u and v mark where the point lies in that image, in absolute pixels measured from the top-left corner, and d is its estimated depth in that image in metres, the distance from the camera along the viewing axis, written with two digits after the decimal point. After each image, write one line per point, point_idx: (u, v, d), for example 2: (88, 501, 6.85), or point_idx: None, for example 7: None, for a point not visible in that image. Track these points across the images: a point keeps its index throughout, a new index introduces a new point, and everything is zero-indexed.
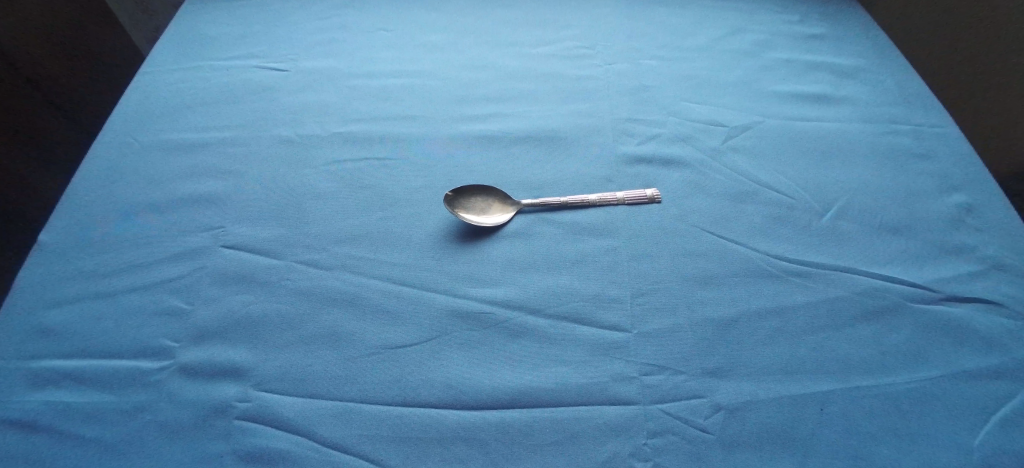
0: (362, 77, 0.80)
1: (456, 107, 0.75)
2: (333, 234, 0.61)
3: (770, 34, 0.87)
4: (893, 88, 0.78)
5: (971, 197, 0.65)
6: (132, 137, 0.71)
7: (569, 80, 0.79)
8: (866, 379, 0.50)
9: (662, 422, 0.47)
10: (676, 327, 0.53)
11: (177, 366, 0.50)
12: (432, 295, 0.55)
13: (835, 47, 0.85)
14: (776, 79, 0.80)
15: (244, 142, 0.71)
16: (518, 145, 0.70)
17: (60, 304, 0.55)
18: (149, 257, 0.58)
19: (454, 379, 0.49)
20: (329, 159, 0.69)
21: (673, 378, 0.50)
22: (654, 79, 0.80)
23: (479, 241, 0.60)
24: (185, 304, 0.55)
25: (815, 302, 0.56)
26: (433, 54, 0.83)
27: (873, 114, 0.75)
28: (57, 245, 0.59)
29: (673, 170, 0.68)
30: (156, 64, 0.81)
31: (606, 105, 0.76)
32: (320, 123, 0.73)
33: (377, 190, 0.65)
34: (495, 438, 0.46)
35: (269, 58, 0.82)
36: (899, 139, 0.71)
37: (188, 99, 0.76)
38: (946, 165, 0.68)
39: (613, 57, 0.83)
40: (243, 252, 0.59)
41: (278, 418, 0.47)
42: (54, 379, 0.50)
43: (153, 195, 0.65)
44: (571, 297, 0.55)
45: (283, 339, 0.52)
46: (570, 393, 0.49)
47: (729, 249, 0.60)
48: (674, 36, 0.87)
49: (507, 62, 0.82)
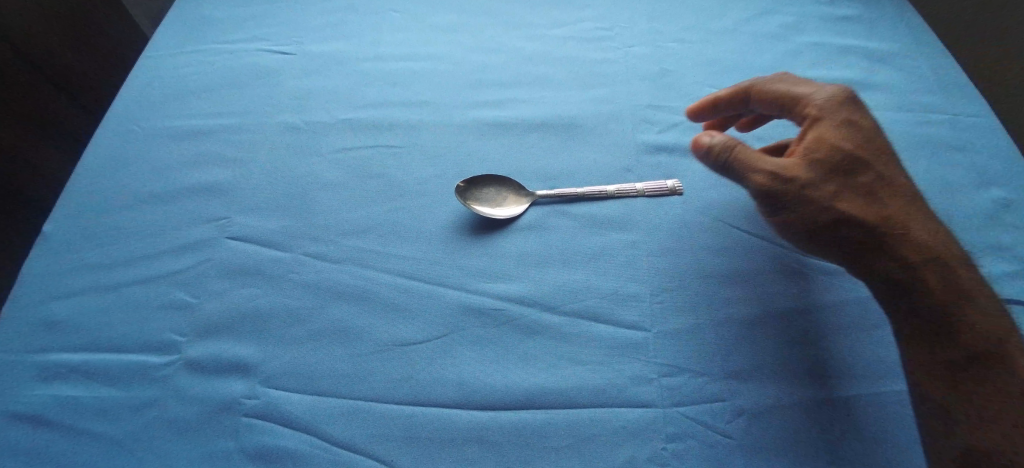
0: (370, 61, 0.77)
1: (468, 92, 0.72)
2: (342, 225, 0.59)
3: (800, 15, 0.83)
4: (930, 74, 0.74)
5: (1010, 193, 0.61)
6: (136, 124, 0.69)
7: (588, 64, 0.76)
8: (894, 383, 0.48)
9: (681, 425, 0.45)
10: (695, 327, 0.51)
11: (184, 361, 0.50)
12: (445, 291, 0.53)
13: (867, 30, 0.80)
14: (805, 63, 0.76)
15: (248, 129, 0.69)
16: (533, 134, 0.68)
17: (67, 297, 0.54)
18: (155, 248, 0.57)
19: (466, 379, 0.48)
20: (336, 147, 0.66)
21: (693, 380, 0.48)
22: (676, 62, 0.76)
23: (492, 234, 0.58)
24: (191, 297, 0.54)
25: (844, 301, 0.53)
26: (443, 36, 0.80)
27: (907, 102, 0.71)
28: (63, 234, 0.59)
29: (695, 161, 0.65)
30: (158, 48, 0.79)
31: (626, 91, 0.72)
32: (327, 108, 0.71)
33: (386, 180, 0.63)
34: (510, 439, 0.45)
35: (274, 41, 0.80)
36: (933, 129, 0.67)
37: (190, 84, 0.74)
38: (982, 158, 0.64)
39: (632, 40, 0.79)
40: (251, 243, 0.58)
41: (287, 416, 0.46)
42: (61, 372, 0.49)
43: (157, 183, 0.63)
44: (588, 294, 0.53)
45: (292, 334, 0.51)
46: (584, 394, 0.47)
47: (754, 244, 0.57)
48: (697, 17, 0.82)
49: (521, 45, 0.78)
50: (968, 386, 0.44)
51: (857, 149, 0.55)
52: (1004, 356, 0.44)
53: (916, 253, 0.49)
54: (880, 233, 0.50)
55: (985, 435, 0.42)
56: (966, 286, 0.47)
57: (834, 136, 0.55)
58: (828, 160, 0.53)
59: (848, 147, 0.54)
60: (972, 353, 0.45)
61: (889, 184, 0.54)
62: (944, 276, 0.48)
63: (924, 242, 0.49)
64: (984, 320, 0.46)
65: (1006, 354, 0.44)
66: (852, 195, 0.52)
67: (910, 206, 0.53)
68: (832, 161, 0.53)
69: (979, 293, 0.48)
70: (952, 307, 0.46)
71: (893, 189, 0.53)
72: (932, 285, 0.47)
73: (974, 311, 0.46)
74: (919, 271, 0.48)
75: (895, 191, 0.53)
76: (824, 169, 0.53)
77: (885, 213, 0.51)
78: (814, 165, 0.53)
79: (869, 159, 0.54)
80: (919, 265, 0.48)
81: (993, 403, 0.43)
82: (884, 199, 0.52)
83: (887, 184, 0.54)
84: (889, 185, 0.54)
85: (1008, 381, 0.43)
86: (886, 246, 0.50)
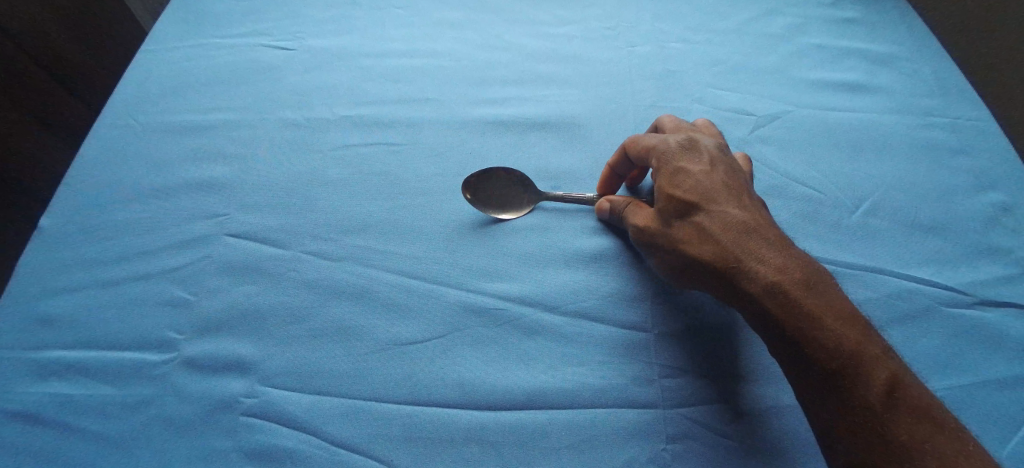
0: (372, 57, 0.76)
1: (470, 90, 0.72)
2: (343, 222, 0.58)
3: (803, 17, 0.83)
4: (931, 78, 0.74)
5: (1010, 197, 0.61)
6: (135, 118, 0.69)
7: (591, 63, 0.75)
8: None
9: (682, 427, 0.46)
10: (673, 332, 0.51)
11: (182, 359, 0.49)
12: (447, 290, 0.53)
13: (870, 32, 0.80)
14: (808, 65, 0.76)
15: (249, 126, 0.68)
16: (534, 133, 0.67)
17: (64, 293, 0.54)
18: (154, 245, 0.57)
19: (467, 378, 0.48)
20: (338, 144, 0.66)
21: (692, 382, 0.48)
22: (679, 62, 0.76)
23: (494, 233, 0.58)
24: (190, 295, 0.53)
25: None
26: (445, 34, 0.79)
27: (909, 105, 0.71)
28: (60, 229, 0.58)
29: None
30: (157, 41, 0.78)
31: (629, 91, 0.72)
32: (329, 105, 0.70)
33: (388, 178, 0.63)
34: (511, 439, 0.45)
35: (275, 36, 0.79)
36: (933, 132, 0.68)
37: (191, 79, 0.73)
38: (982, 161, 0.65)
39: (635, 39, 0.79)
40: (251, 241, 0.57)
41: (286, 415, 0.46)
42: (57, 369, 0.49)
43: (155, 178, 0.63)
44: (589, 295, 0.53)
45: (292, 332, 0.51)
46: (586, 395, 0.47)
47: None
48: (701, 17, 0.82)
49: (524, 43, 0.78)
50: (828, 401, 0.44)
51: (685, 187, 0.52)
52: (857, 368, 0.43)
53: (759, 285, 0.47)
54: (724, 269, 0.48)
55: (846, 445, 0.43)
56: (813, 311, 0.45)
57: (664, 180, 0.53)
58: (664, 208, 0.52)
59: (666, 189, 0.53)
60: (825, 370, 0.44)
61: (719, 212, 0.51)
62: (786, 304, 0.46)
63: (768, 273, 0.47)
64: (833, 339, 0.44)
65: (858, 367, 0.43)
66: (693, 236, 0.50)
67: (754, 231, 0.49)
68: (670, 205, 0.52)
69: (829, 312, 0.45)
70: (795, 334, 0.45)
71: (726, 219, 0.50)
72: (778, 314, 0.46)
73: (821, 334, 0.44)
74: (764, 304, 0.46)
75: (729, 218, 0.50)
76: (665, 218, 0.52)
77: (725, 246, 0.49)
78: (657, 215, 0.53)
79: (697, 195, 0.52)
80: (764, 298, 0.46)
81: (849, 412, 0.43)
82: (714, 232, 0.50)
83: (717, 214, 0.50)
84: (719, 214, 0.51)
85: (860, 392, 0.43)
86: (734, 283, 0.48)
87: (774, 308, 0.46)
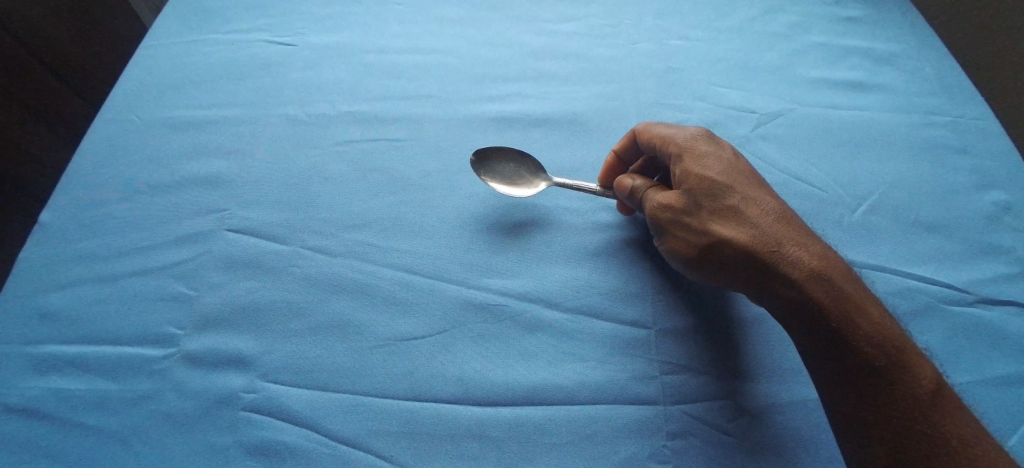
0: (373, 54, 0.76)
1: (471, 87, 0.72)
2: (344, 218, 0.58)
3: (805, 15, 0.83)
4: (934, 76, 0.74)
5: (1011, 195, 0.61)
6: (135, 113, 0.68)
7: (592, 60, 0.75)
8: None
9: (682, 424, 0.46)
10: (675, 329, 0.51)
11: (182, 354, 0.49)
12: (447, 287, 0.53)
13: (872, 30, 0.80)
14: (809, 63, 0.76)
15: (249, 122, 0.68)
16: (536, 130, 0.67)
17: (64, 288, 0.53)
18: (154, 240, 0.57)
19: (468, 374, 0.48)
20: (339, 140, 0.66)
21: (693, 378, 0.48)
22: (681, 60, 0.76)
23: (495, 229, 0.58)
24: (191, 290, 0.53)
25: None
26: (447, 30, 0.79)
27: (911, 104, 0.71)
28: (60, 223, 0.58)
29: None
30: (157, 37, 0.78)
31: (630, 88, 0.72)
32: (331, 101, 0.70)
33: (389, 174, 0.62)
34: (512, 435, 0.45)
35: (275, 32, 0.79)
36: (935, 131, 0.68)
37: (191, 74, 0.73)
38: (983, 160, 0.65)
39: (637, 36, 0.78)
40: (251, 236, 0.57)
41: (287, 411, 0.46)
42: (57, 364, 0.49)
43: (155, 174, 0.63)
44: (590, 292, 0.53)
45: (292, 328, 0.51)
46: (586, 392, 0.47)
47: None
48: (702, 15, 0.82)
49: (525, 40, 0.78)
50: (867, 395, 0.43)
51: (713, 169, 0.52)
52: (900, 361, 0.44)
53: (803, 270, 0.46)
54: (761, 251, 0.48)
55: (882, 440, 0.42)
56: (855, 297, 0.45)
57: (694, 161, 0.52)
58: (693, 189, 0.51)
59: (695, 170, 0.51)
60: (868, 361, 0.44)
61: (754, 198, 0.50)
62: (830, 290, 0.45)
63: (809, 258, 0.47)
64: (876, 328, 0.44)
65: (903, 359, 0.44)
66: (726, 218, 0.49)
67: (785, 219, 0.50)
68: (700, 185, 0.51)
69: (868, 300, 0.46)
70: (841, 320, 0.44)
71: (761, 205, 0.50)
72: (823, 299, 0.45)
73: (865, 322, 0.44)
74: (807, 287, 0.46)
75: (765, 204, 0.50)
76: (693, 199, 0.51)
77: (763, 231, 0.48)
78: (683, 195, 0.51)
79: (725, 177, 0.51)
80: (805, 283, 0.46)
81: (890, 402, 0.43)
82: (748, 216, 0.49)
83: (752, 199, 0.50)
84: (754, 200, 0.51)
85: (904, 385, 0.43)
86: (770, 268, 0.47)
87: (820, 294, 0.45)
